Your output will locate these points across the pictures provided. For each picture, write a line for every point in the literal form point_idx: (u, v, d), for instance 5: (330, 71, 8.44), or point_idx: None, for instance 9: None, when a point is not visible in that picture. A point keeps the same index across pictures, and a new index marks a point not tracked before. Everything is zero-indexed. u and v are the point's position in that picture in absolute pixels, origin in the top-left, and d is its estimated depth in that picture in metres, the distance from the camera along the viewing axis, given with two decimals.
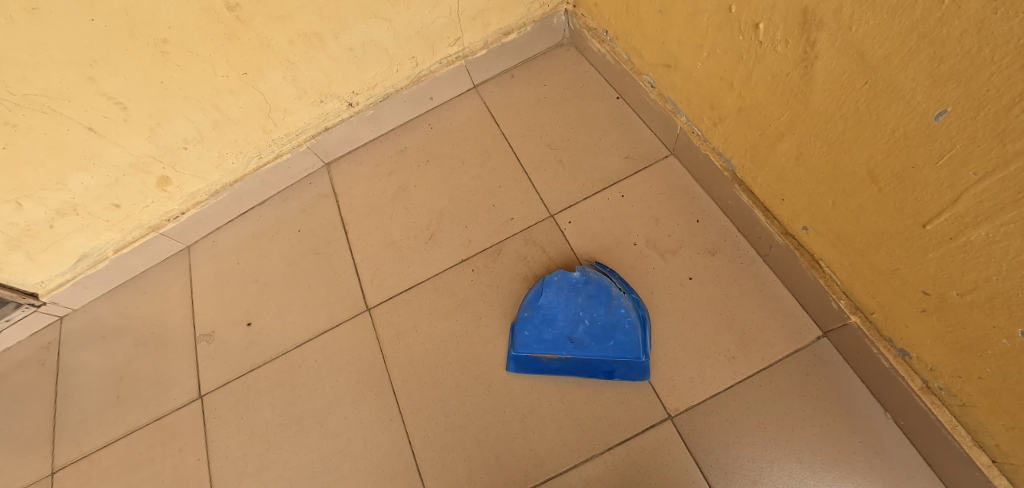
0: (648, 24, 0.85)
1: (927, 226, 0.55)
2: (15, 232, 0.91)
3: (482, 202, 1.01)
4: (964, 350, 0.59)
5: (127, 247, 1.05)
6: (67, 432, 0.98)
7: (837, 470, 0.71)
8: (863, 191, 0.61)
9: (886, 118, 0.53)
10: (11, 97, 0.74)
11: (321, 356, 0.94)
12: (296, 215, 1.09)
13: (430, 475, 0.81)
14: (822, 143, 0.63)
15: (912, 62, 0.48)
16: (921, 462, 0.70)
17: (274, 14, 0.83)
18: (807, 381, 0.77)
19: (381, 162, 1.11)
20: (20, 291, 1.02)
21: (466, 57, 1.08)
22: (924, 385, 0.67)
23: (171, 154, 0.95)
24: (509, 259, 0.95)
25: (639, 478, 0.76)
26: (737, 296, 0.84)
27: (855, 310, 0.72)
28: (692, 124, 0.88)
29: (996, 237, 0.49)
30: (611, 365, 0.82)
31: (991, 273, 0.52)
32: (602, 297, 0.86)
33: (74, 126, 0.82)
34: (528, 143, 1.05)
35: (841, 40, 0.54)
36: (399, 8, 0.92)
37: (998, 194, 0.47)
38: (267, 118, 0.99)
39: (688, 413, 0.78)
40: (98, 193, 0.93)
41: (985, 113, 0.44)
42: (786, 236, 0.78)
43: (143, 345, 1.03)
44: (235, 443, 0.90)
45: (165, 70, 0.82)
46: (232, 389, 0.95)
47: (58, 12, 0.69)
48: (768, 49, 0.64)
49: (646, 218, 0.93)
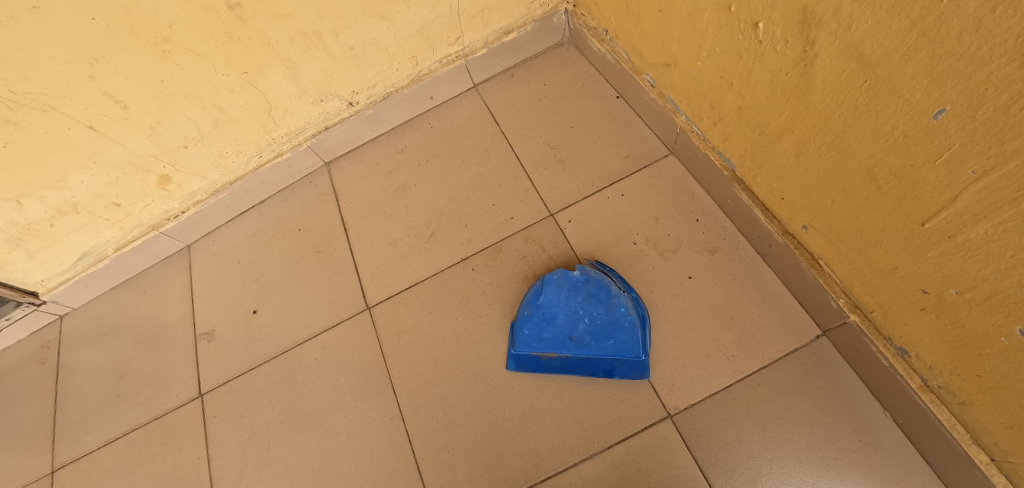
0: (648, 23, 0.85)
1: (927, 224, 0.55)
2: (16, 230, 0.91)
3: (482, 201, 1.01)
4: (963, 348, 0.60)
5: (127, 246, 1.05)
6: (67, 431, 0.98)
7: (837, 468, 0.71)
8: (863, 190, 0.61)
9: (885, 117, 0.53)
10: (12, 95, 0.74)
11: (321, 354, 0.94)
12: (296, 214, 1.10)
13: (430, 474, 0.82)
14: (822, 142, 0.63)
15: (911, 61, 0.48)
16: (920, 461, 0.70)
17: (275, 13, 0.83)
18: (807, 380, 0.77)
19: (381, 161, 1.11)
20: (20, 290, 1.02)
21: (466, 56, 1.08)
22: (923, 384, 0.67)
23: (171, 153, 0.95)
24: (509, 258, 0.95)
25: (638, 476, 0.76)
26: (737, 295, 0.84)
27: (855, 309, 0.72)
28: (692, 124, 0.88)
29: (995, 235, 0.49)
30: (611, 364, 0.82)
31: (990, 271, 0.52)
32: (602, 296, 0.86)
33: (74, 124, 0.82)
34: (528, 142, 1.05)
35: (840, 39, 0.54)
36: (399, 7, 0.92)
37: (997, 192, 0.47)
38: (268, 117, 0.99)
39: (688, 412, 0.78)
40: (98, 191, 0.94)
41: (984, 112, 0.44)
42: (785, 235, 0.78)
43: (143, 344, 1.03)
44: (235, 441, 0.91)
45: (166, 69, 0.82)
46: (233, 388, 0.95)
47: (58, 11, 0.69)
48: (768, 48, 0.64)
49: (646, 217, 0.93)
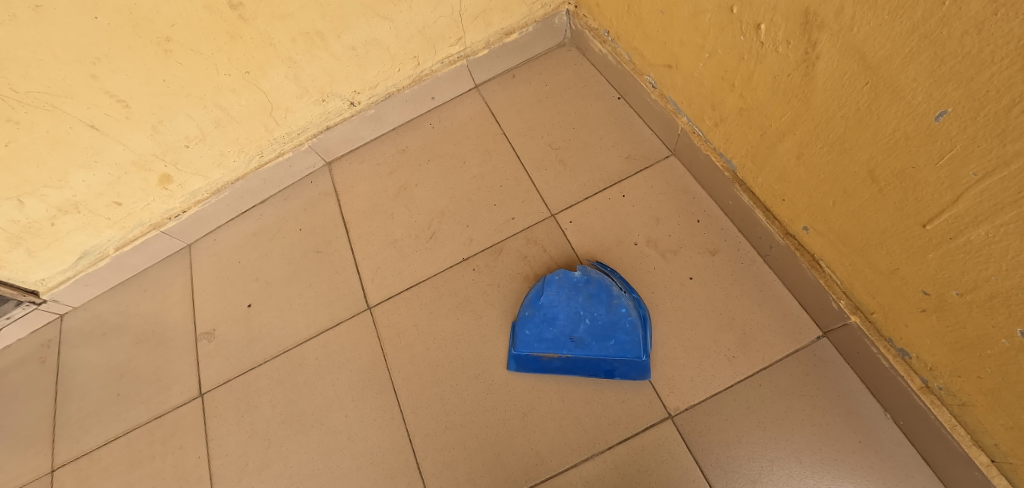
0: (649, 25, 0.85)
1: (928, 226, 0.56)
2: (16, 229, 0.91)
3: (483, 201, 1.01)
4: (963, 349, 0.60)
5: (128, 245, 1.05)
6: (67, 430, 0.98)
7: (837, 469, 0.72)
8: (864, 191, 0.61)
9: (886, 118, 0.53)
10: (13, 93, 0.74)
11: (322, 354, 0.94)
12: (297, 214, 1.10)
13: (430, 474, 0.82)
14: (823, 144, 0.63)
15: (912, 63, 0.48)
16: (921, 461, 0.70)
17: (276, 13, 0.83)
18: (807, 381, 0.77)
19: (382, 161, 1.11)
20: (20, 288, 1.02)
21: (467, 56, 1.08)
22: (923, 385, 0.67)
23: (173, 152, 0.95)
24: (509, 259, 0.95)
25: (639, 477, 0.76)
26: (737, 296, 0.84)
27: (856, 310, 0.72)
28: (693, 125, 0.88)
29: (995, 236, 0.49)
30: (611, 365, 0.82)
31: (991, 273, 0.52)
32: (603, 296, 0.86)
33: (76, 123, 0.82)
34: (529, 142, 1.05)
35: (842, 41, 0.54)
36: (401, 7, 0.92)
37: (998, 194, 0.47)
38: (269, 117, 0.99)
39: (688, 412, 0.78)
40: (99, 190, 0.94)
41: (985, 114, 0.45)
42: (786, 236, 0.79)
43: (143, 343, 1.03)
44: (235, 441, 0.91)
45: (167, 68, 0.82)
46: (233, 387, 0.95)
47: (61, 10, 0.69)
48: (770, 50, 0.64)
49: (647, 218, 0.93)
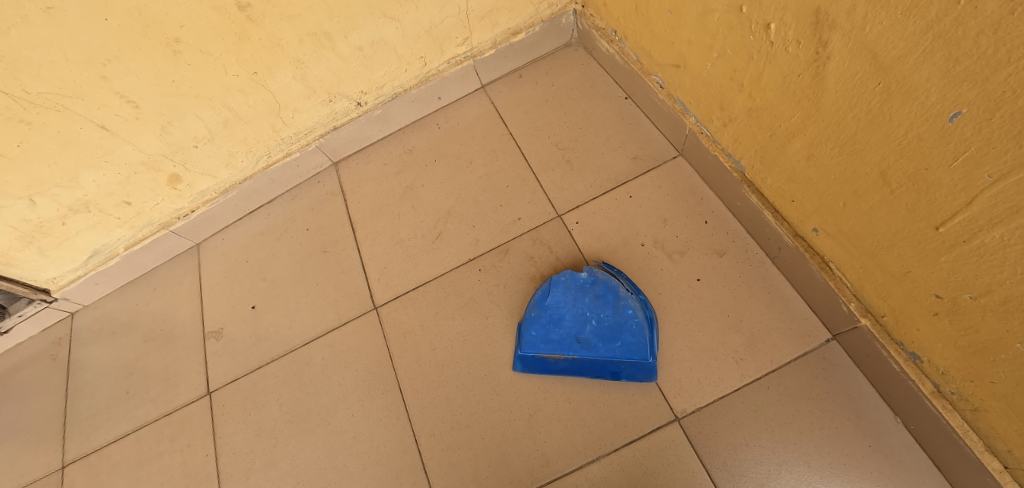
0: (657, 24, 0.85)
1: (941, 228, 0.55)
2: (28, 228, 0.92)
3: (490, 202, 1.01)
4: (976, 354, 0.59)
5: (138, 243, 1.06)
6: (77, 426, 0.99)
7: (846, 474, 0.71)
8: (876, 193, 0.60)
9: (899, 119, 0.53)
10: (25, 95, 0.75)
11: (328, 353, 0.95)
12: (304, 213, 1.10)
13: (435, 474, 0.82)
14: (834, 145, 0.62)
15: (926, 63, 0.48)
16: (932, 467, 0.69)
17: (285, 14, 0.83)
18: (817, 383, 0.76)
19: (389, 161, 1.11)
20: (32, 288, 1.03)
21: (474, 56, 1.08)
22: (935, 389, 0.66)
23: (182, 152, 0.95)
24: (516, 259, 0.95)
25: (645, 479, 0.76)
26: (745, 297, 0.84)
27: (866, 312, 0.72)
28: (702, 125, 0.87)
29: (1010, 240, 0.48)
30: (617, 366, 0.82)
31: (1005, 276, 0.51)
32: (609, 297, 0.86)
33: (87, 124, 0.83)
34: (536, 142, 1.05)
35: (854, 41, 0.53)
36: (409, 7, 0.93)
37: (1013, 196, 0.46)
38: (276, 117, 0.99)
39: (695, 415, 0.78)
40: (110, 190, 0.94)
41: (1000, 114, 0.44)
42: (796, 238, 0.78)
43: (152, 340, 1.04)
44: (242, 440, 0.91)
45: (177, 68, 0.83)
46: (241, 386, 0.96)
47: (72, 12, 0.70)
48: (779, 50, 0.64)
49: (654, 219, 0.93)
